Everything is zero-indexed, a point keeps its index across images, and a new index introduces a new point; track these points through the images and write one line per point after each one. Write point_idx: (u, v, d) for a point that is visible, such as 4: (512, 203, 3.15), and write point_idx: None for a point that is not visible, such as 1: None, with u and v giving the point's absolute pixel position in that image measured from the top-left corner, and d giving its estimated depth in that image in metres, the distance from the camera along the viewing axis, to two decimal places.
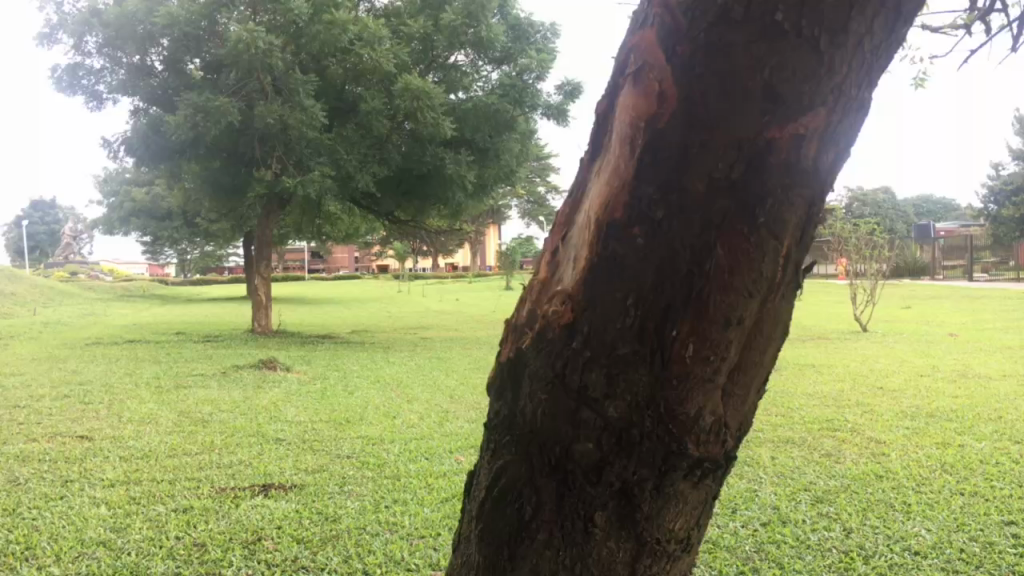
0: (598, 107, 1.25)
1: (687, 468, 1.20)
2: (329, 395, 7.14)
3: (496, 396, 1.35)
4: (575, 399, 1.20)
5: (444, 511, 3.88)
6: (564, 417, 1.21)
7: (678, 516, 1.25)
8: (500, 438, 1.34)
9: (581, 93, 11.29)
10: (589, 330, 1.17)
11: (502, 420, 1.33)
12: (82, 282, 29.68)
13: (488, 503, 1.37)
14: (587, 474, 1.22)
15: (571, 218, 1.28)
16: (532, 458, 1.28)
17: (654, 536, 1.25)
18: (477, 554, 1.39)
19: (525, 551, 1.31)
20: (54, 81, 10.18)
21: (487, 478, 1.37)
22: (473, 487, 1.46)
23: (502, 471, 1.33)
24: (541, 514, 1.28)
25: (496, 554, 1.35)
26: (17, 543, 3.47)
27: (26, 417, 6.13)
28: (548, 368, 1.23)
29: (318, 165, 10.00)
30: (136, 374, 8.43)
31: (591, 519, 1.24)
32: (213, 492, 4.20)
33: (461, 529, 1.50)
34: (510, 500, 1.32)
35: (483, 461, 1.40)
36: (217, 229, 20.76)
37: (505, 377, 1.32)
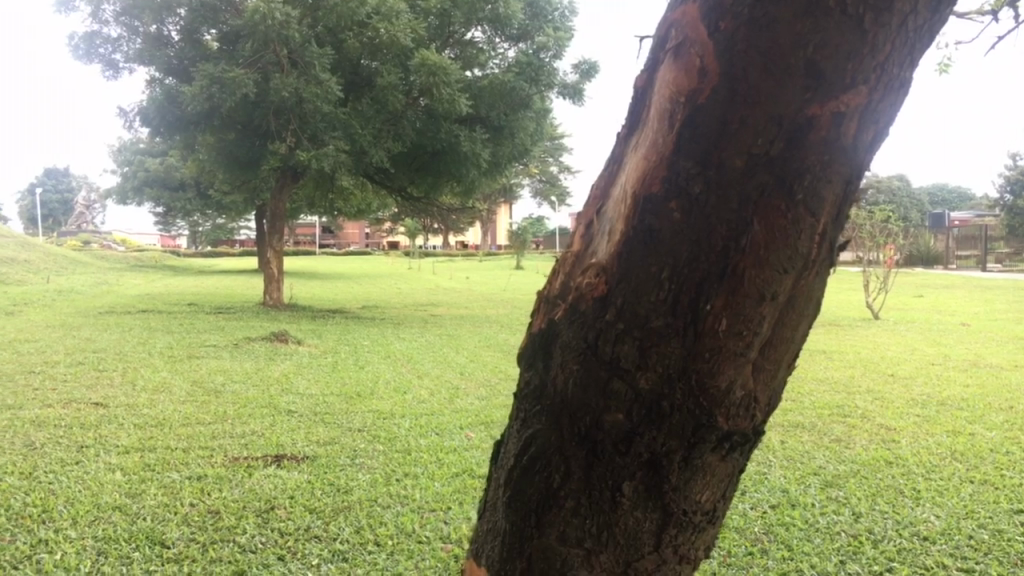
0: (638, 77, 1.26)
1: (716, 441, 1.21)
2: (341, 369, 7.21)
3: (527, 365, 1.37)
4: (607, 369, 1.21)
5: (455, 486, 3.92)
6: (595, 389, 1.22)
7: (705, 488, 1.27)
8: (530, 407, 1.35)
9: (598, 72, 11.26)
10: (623, 302, 1.18)
11: (532, 389, 1.34)
12: (95, 252, 29.92)
13: (515, 472, 1.39)
14: (616, 444, 1.23)
15: (605, 193, 1.29)
16: (562, 429, 1.29)
17: (680, 507, 1.27)
18: (505, 520, 1.42)
19: (552, 519, 1.33)
20: (72, 49, 10.24)
21: (516, 447, 1.38)
22: (500, 455, 1.48)
23: (530, 441, 1.35)
24: (570, 484, 1.30)
25: (523, 520, 1.38)
26: (34, 506, 3.52)
27: (41, 382, 6.21)
28: (580, 338, 1.24)
29: (333, 139, 9.99)
30: (149, 343, 8.48)
31: (619, 489, 1.26)
32: (226, 461, 4.26)
33: (486, 496, 1.53)
34: (537, 474, 1.34)
35: (511, 431, 1.42)
36: (229, 202, 20.83)
37: (537, 348, 1.33)
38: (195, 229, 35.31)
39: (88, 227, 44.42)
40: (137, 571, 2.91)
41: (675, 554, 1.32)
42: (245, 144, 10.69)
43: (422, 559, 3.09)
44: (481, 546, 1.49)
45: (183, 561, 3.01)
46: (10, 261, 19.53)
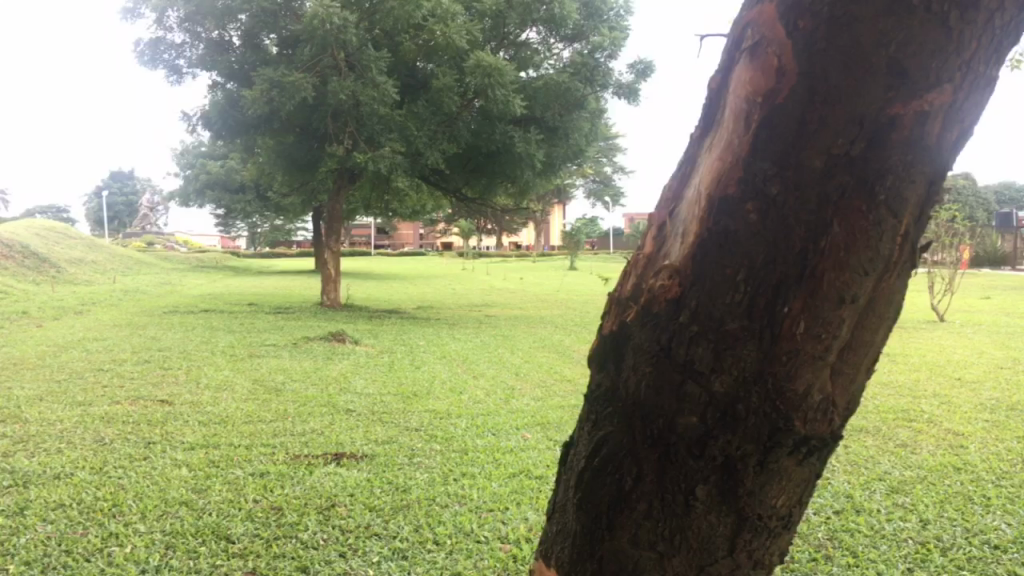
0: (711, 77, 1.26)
1: (794, 445, 1.19)
2: (397, 368, 7.29)
3: (596, 367, 1.37)
4: (680, 372, 1.21)
5: (512, 486, 3.93)
6: (669, 390, 1.22)
7: (782, 493, 1.25)
8: (600, 409, 1.35)
9: (654, 71, 11.19)
10: (697, 304, 1.18)
11: (604, 392, 1.34)
12: (159, 253, 30.71)
13: (587, 473, 1.39)
14: (690, 448, 1.23)
15: (678, 196, 1.28)
16: (634, 431, 1.29)
17: (756, 512, 1.25)
18: (575, 522, 1.42)
19: (624, 521, 1.33)
20: (137, 55, 10.52)
21: (586, 448, 1.38)
22: (569, 456, 1.48)
23: (602, 443, 1.35)
24: (642, 485, 1.30)
25: (594, 522, 1.38)
26: (105, 500, 3.63)
27: (110, 380, 6.40)
28: (653, 340, 1.23)
29: (389, 141, 10.10)
30: (212, 342, 8.67)
31: (692, 493, 1.25)
32: (288, 458, 4.33)
33: (555, 498, 1.53)
34: (608, 477, 1.34)
35: (581, 433, 1.42)
36: (288, 203, 21.20)
37: (608, 350, 1.33)
38: (254, 230, 35.98)
39: (151, 228, 45.62)
40: (203, 565, 2.98)
41: (750, 560, 1.30)
42: (304, 147, 10.87)
43: (480, 559, 3.11)
44: (551, 547, 1.50)
45: (248, 556, 3.07)
46: (78, 262, 20.16)
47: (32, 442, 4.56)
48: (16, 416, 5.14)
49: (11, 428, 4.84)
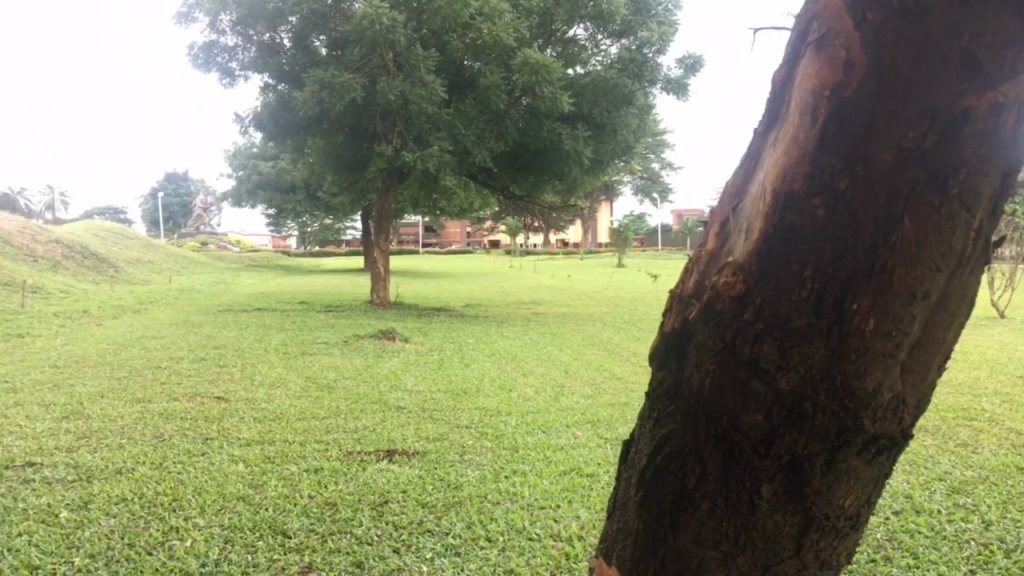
0: (775, 71, 1.25)
1: (862, 444, 1.17)
2: (447, 366, 7.34)
3: (658, 364, 1.36)
4: (745, 369, 1.19)
5: (563, 484, 3.93)
6: (733, 388, 1.21)
7: (849, 492, 1.22)
8: (662, 407, 1.34)
9: (703, 66, 11.07)
10: (762, 302, 1.17)
11: (665, 388, 1.33)
12: (213, 252, 31.30)
13: (649, 472, 1.38)
14: (754, 447, 1.22)
15: (741, 191, 1.27)
16: (697, 430, 1.28)
17: (822, 512, 1.23)
18: (637, 520, 1.41)
19: (687, 520, 1.33)
20: (191, 58, 10.73)
21: (648, 447, 1.38)
22: (629, 455, 1.47)
23: (664, 441, 1.34)
24: (705, 484, 1.29)
25: (656, 521, 1.37)
26: (165, 494, 3.71)
27: (168, 377, 6.54)
28: (716, 338, 1.23)
29: (437, 140, 10.16)
30: (265, 340, 8.82)
31: (757, 491, 1.24)
32: (340, 455, 4.38)
33: (615, 496, 1.53)
34: (670, 475, 1.34)
35: (642, 431, 1.41)
36: (337, 203, 21.43)
37: (669, 348, 1.32)
38: (304, 229, 36.47)
39: (205, 228, 46.54)
40: (261, 560, 3.03)
41: (817, 560, 1.28)
42: (354, 147, 10.98)
43: (533, 556, 3.11)
44: (611, 546, 1.49)
45: (303, 551, 3.12)
46: (135, 262, 20.64)
47: (94, 438, 4.69)
48: (79, 412, 5.29)
49: (75, 424, 4.98)
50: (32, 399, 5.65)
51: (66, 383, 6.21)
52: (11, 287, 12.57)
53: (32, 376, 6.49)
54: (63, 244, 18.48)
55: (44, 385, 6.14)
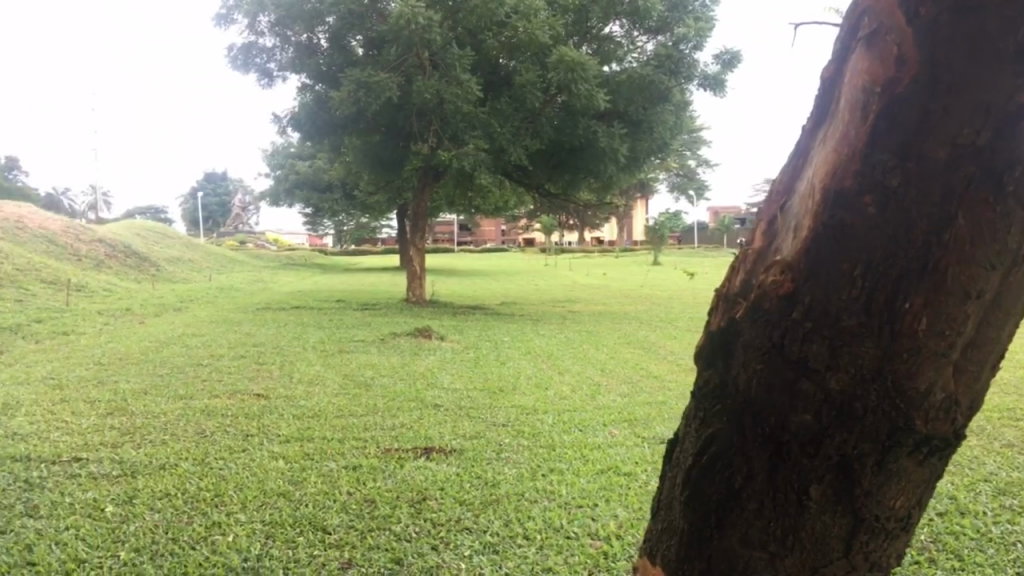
0: (824, 66, 1.24)
1: (914, 445, 1.16)
2: (483, 364, 7.36)
3: (703, 363, 1.36)
4: (794, 369, 1.19)
5: (600, 483, 3.92)
6: (781, 387, 1.20)
7: (901, 493, 1.21)
8: (708, 407, 1.34)
9: (740, 61, 10.96)
10: (811, 301, 1.15)
11: (711, 388, 1.33)
12: (251, 251, 31.70)
13: (694, 471, 1.37)
14: (803, 446, 1.21)
15: (789, 189, 1.26)
16: (745, 429, 1.27)
17: (872, 513, 1.22)
18: (682, 519, 1.41)
19: (735, 520, 1.32)
20: (231, 59, 10.87)
21: (694, 446, 1.37)
22: (674, 454, 1.47)
23: (710, 441, 1.33)
24: (753, 484, 1.28)
25: (701, 521, 1.37)
26: (208, 490, 3.77)
27: (209, 374, 6.65)
28: (764, 337, 1.22)
29: (473, 139, 10.18)
30: (303, 338, 8.91)
31: (805, 492, 1.23)
32: (378, 452, 4.42)
33: (659, 496, 1.52)
34: (717, 475, 1.33)
35: (687, 430, 1.41)
36: (373, 202, 21.59)
37: (715, 347, 1.31)
38: (340, 228, 36.76)
39: (243, 227, 47.14)
40: (302, 555, 3.06)
41: (867, 561, 1.27)
42: (390, 146, 11.05)
43: (571, 554, 3.11)
44: (656, 545, 1.49)
45: (343, 547, 3.15)
46: (176, 261, 20.98)
47: (138, 434, 4.77)
48: (123, 408, 5.39)
49: (120, 420, 5.08)
50: (78, 396, 5.77)
51: (110, 380, 6.33)
52: (57, 286, 12.84)
53: (77, 373, 6.62)
54: (106, 243, 18.83)
55: (89, 382, 6.26)
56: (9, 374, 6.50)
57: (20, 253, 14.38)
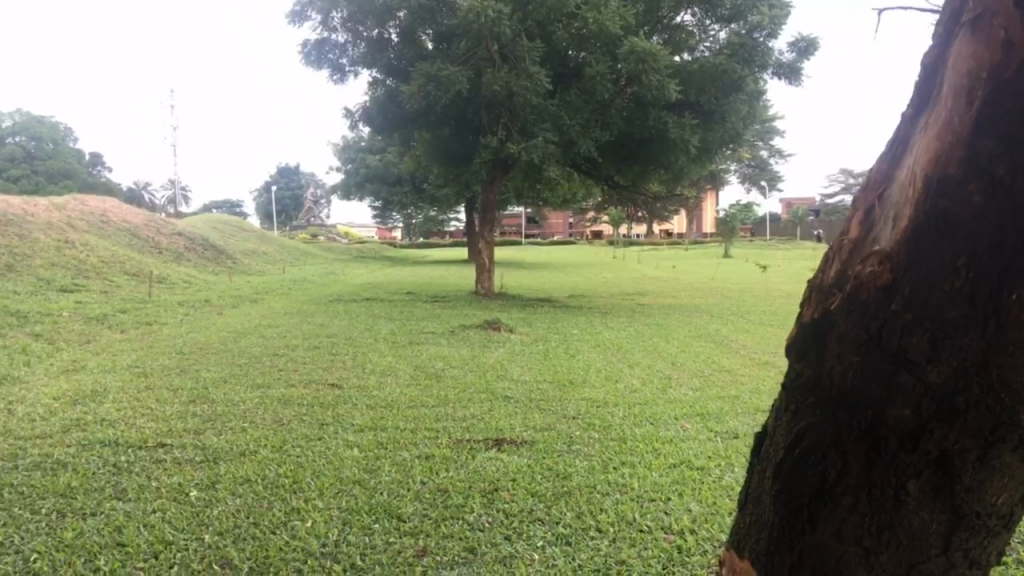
0: (925, 52, 1.22)
1: (1019, 442, 1.12)
2: (553, 356, 7.37)
3: (797, 355, 1.35)
4: (893, 362, 1.17)
5: (673, 476, 3.89)
6: (879, 380, 1.19)
7: (1004, 490, 1.17)
8: (802, 399, 1.33)
9: (817, 48, 10.71)
10: (911, 292, 1.13)
11: (807, 380, 1.32)
12: (323, 244, 32.30)
13: (787, 465, 1.36)
14: (901, 441, 1.19)
15: (889, 177, 1.24)
16: (840, 421, 1.26)
17: (973, 510, 1.18)
18: (772, 513, 1.40)
19: (828, 514, 1.30)
20: (304, 55, 11.07)
21: (787, 439, 1.36)
22: (765, 446, 1.46)
23: (804, 433, 1.32)
24: (848, 479, 1.26)
25: (793, 515, 1.35)
26: (286, 477, 3.86)
27: (285, 364, 6.81)
28: (861, 329, 1.20)
29: (542, 131, 10.17)
30: (375, 329, 9.05)
31: (902, 488, 1.21)
32: (451, 442, 4.46)
33: (749, 488, 1.51)
34: (809, 468, 1.31)
35: (778, 422, 1.40)
36: (442, 194, 21.77)
37: (811, 339, 1.31)
38: (409, 220, 37.12)
39: (315, 221, 48.05)
40: (378, 542, 3.12)
41: (967, 559, 1.23)
42: (460, 139, 11.13)
43: (644, 548, 3.09)
44: (744, 538, 1.47)
45: (418, 535, 3.19)
46: (251, 253, 21.50)
47: (219, 421, 4.91)
48: (204, 396, 5.56)
49: (201, 408, 5.24)
50: (162, 383, 5.98)
51: (191, 369, 6.53)
52: (140, 278, 13.29)
53: (160, 362, 6.85)
54: (186, 236, 19.39)
55: (172, 370, 6.48)
56: (97, 363, 6.76)
57: (105, 246, 14.90)
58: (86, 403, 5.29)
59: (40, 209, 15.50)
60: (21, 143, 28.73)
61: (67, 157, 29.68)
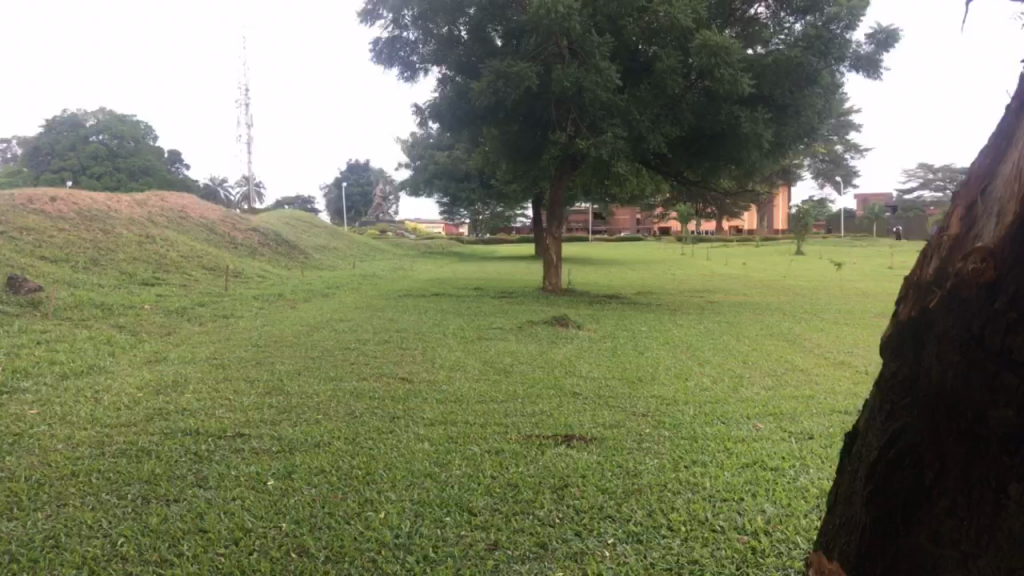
0: None
1: None
2: (621, 353, 7.33)
3: (893, 355, 1.37)
4: (995, 361, 1.14)
5: (746, 477, 3.83)
6: (980, 380, 1.17)
7: None
8: (898, 399, 1.34)
9: (897, 40, 10.39)
10: (1015, 289, 1.10)
11: (904, 379, 1.33)
12: (392, 240, 32.70)
13: (880, 466, 1.36)
14: (1002, 444, 1.14)
15: (992, 173, 1.22)
16: (938, 422, 1.25)
17: None
18: (864, 514, 1.38)
19: (924, 517, 1.27)
20: (376, 54, 11.21)
21: (880, 440, 1.36)
22: (856, 445, 1.46)
23: (899, 433, 1.32)
24: (945, 481, 1.24)
25: (885, 519, 1.33)
26: (359, 468, 3.93)
27: (357, 357, 6.93)
28: (961, 329, 1.20)
29: (611, 127, 10.10)
30: (444, 325, 9.12)
31: (1003, 493, 1.14)
32: (520, 438, 4.48)
33: (838, 489, 1.51)
34: (903, 467, 1.31)
35: (872, 422, 1.40)
36: (510, 190, 21.84)
37: (907, 338, 1.33)
38: (476, 215, 37.26)
39: (384, 217, 48.66)
40: (450, 535, 3.15)
41: None
42: (529, 135, 11.14)
43: (717, 548, 3.05)
44: (834, 539, 1.46)
45: (489, 529, 3.21)
46: (322, 249, 21.91)
47: (294, 413, 5.02)
48: (279, 388, 5.69)
49: (277, 399, 5.36)
50: (240, 375, 6.15)
51: (266, 361, 6.68)
52: (216, 272, 13.66)
53: (237, 353, 7.03)
54: (260, 232, 19.86)
55: (248, 362, 6.65)
56: (177, 354, 6.97)
57: (184, 241, 15.35)
58: (168, 393, 5.47)
59: (123, 206, 16.05)
60: (104, 142, 29.79)
61: (146, 155, 30.66)
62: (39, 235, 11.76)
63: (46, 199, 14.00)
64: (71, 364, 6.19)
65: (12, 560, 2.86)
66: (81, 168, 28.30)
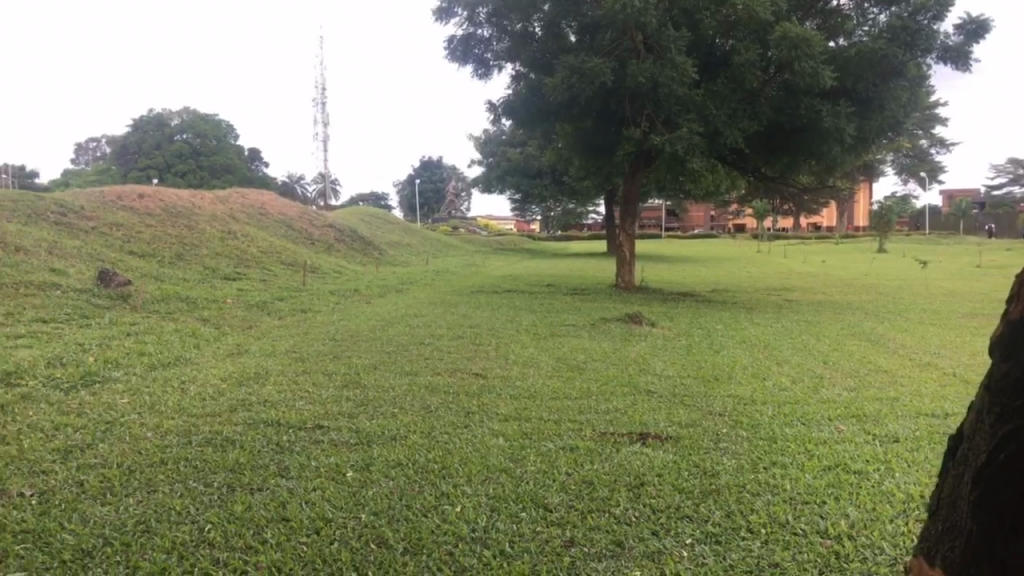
0: None
1: None
2: (697, 351, 7.22)
3: (1004, 354, 1.29)
4: None
5: (828, 480, 3.73)
6: None
7: None
8: (1007, 402, 1.27)
9: (988, 30, 9.99)
10: None
11: (1013, 380, 1.27)
12: (466, 236, 32.91)
13: (988, 470, 1.30)
14: None
15: None
16: None
17: None
18: (970, 520, 1.32)
19: None
20: (450, 52, 11.30)
21: (989, 445, 1.30)
22: (962, 449, 1.40)
23: (1009, 437, 1.26)
24: None
25: (994, 526, 1.28)
26: (436, 462, 3.96)
27: (431, 352, 7.00)
28: None
29: (687, 122, 9.95)
30: (517, 321, 9.14)
31: None
32: (595, 435, 4.45)
33: (941, 493, 1.46)
34: (1015, 474, 1.25)
35: (979, 424, 1.34)
36: (583, 186, 21.75)
37: (1018, 338, 1.26)
38: (548, 212, 37.21)
39: (457, 214, 49.04)
40: (525, 530, 3.15)
41: None
42: (603, 131, 11.05)
43: (799, 552, 2.98)
44: (936, 545, 1.41)
45: (564, 526, 3.20)
46: (397, 245, 22.20)
47: (371, 406, 5.10)
48: (356, 381, 5.79)
49: (354, 392, 5.45)
50: (318, 368, 6.28)
51: (343, 355, 6.80)
52: (295, 267, 13.96)
53: (315, 347, 7.18)
54: (336, 228, 20.25)
55: (325, 356, 6.78)
56: (258, 347, 7.14)
57: (264, 237, 15.75)
58: (250, 384, 5.62)
59: (207, 202, 16.54)
60: (188, 140, 30.69)
61: (229, 152, 31.56)
62: (128, 231, 12.21)
63: (135, 196, 14.53)
64: (159, 355, 6.41)
65: (106, 544, 2.97)
66: (166, 166, 29.32)
